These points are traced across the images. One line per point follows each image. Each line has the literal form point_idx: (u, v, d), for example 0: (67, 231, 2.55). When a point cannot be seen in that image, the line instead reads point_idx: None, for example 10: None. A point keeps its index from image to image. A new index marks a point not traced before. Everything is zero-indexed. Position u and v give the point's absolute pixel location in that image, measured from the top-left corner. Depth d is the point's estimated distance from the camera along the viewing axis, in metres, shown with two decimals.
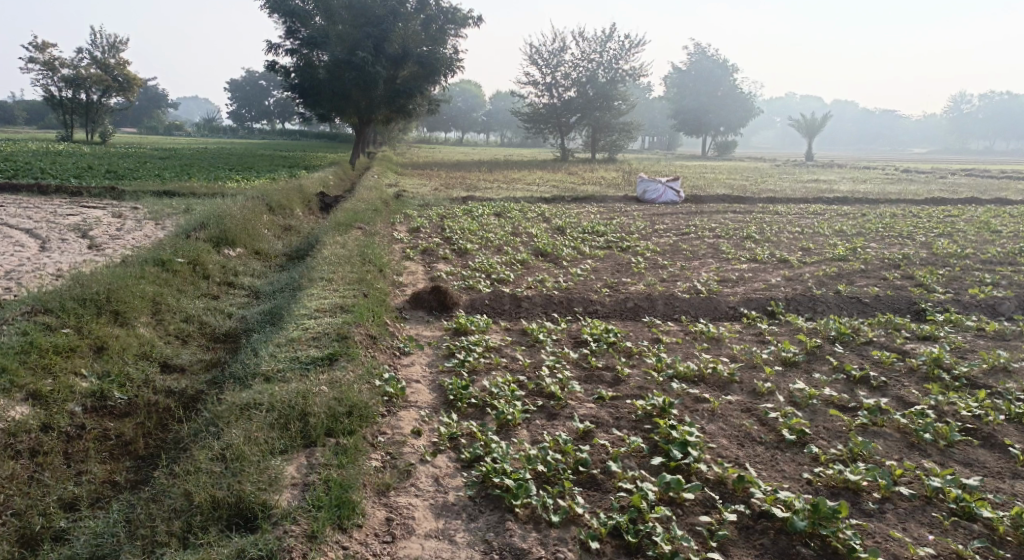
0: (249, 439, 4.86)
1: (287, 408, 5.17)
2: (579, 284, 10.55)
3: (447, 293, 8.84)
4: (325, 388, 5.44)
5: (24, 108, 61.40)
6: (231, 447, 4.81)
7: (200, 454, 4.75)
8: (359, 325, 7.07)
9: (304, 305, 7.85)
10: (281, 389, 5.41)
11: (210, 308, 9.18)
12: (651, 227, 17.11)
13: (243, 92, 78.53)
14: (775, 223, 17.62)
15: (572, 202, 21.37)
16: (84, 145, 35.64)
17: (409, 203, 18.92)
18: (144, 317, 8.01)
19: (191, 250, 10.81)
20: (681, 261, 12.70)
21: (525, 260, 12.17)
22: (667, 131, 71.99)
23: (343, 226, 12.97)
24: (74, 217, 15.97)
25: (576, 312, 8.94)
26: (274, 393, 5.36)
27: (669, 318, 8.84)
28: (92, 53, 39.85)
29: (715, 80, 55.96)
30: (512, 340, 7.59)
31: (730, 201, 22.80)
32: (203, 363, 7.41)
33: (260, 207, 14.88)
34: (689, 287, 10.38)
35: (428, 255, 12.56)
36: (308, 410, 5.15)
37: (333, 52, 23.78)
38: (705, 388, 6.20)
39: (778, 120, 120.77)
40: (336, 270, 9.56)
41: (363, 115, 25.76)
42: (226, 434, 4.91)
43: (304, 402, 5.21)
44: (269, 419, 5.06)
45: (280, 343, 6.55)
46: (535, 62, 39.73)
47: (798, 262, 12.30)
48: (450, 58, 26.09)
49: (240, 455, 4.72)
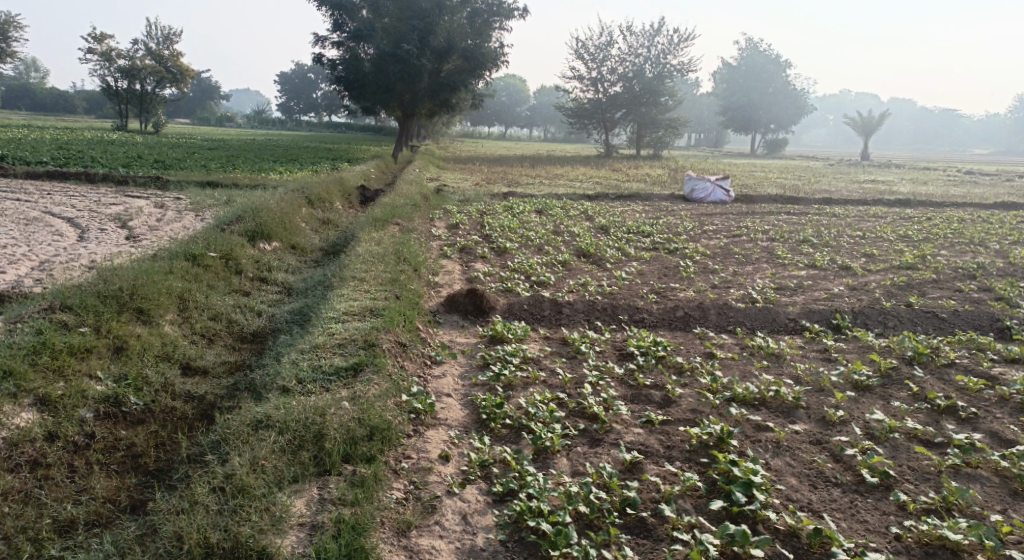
0: (255, 469, 4.41)
1: (301, 430, 4.73)
2: (623, 289, 9.97)
3: (484, 296, 8.35)
4: (346, 407, 4.98)
5: (82, 97, 62.54)
6: (235, 477, 4.38)
7: (199, 485, 4.31)
8: (388, 332, 6.58)
9: (333, 306, 7.37)
10: (298, 405, 4.96)
11: (239, 305, 8.77)
12: (700, 227, 16.45)
13: (292, 84, 79.11)
14: (831, 227, 16.80)
15: (617, 200, 20.74)
16: (135, 134, 35.92)
17: (450, 198, 18.52)
18: (169, 315, 7.60)
19: (224, 243, 10.44)
20: (732, 265, 12.05)
21: (567, 261, 11.63)
22: (715, 128, 70.57)
23: (380, 222, 12.54)
24: (116, 207, 15.82)
25: (621, 320, 8.36)
26: (290, 411, 4.89)
27: (722, 330, 8.22)
28: (147, 44, 40.25)
29: (767, 76, 54.65)
30: (553, 351, 7.05)
31: (783, 202, 21.95)
32: (228, 366, 6.99)
33: (299, 200, 14.54)
34: (743, 296, 9.76)
35: (467, 254, 12.11)
36: (324, 432, 4.71)
37: (379, 44, 23.45)
38: (767, 414, 5.63)
39: (830, 119, 117.90)
40: (369, 269, 9.09)
41: (407, 108, 25.41)
42: (232, 460, 4.47)
43: (321, 423, 4.77)
44: (280, 443, 4.62)
45: (304, 349, 6.08)
46: (581, 56, 39.01)
47: (861, 269, 11.64)
48: (495, 51, 25.62)
49: (243, 489, 4.29)
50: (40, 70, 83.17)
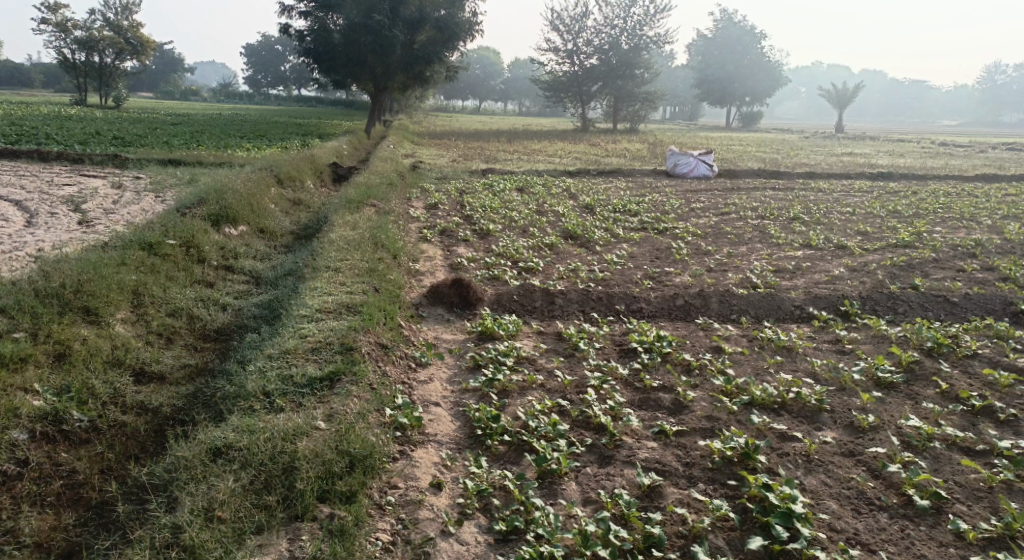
0: (208, 521, 3.85)
1: (266, 463, 4.15)
2: (615, 274, 9.42)
3: (470, 287, 7.75)
4: (320, 431, 4.40)
5: (40, 70, 60.43)
6: (186, 532, 3.81)
7: (140, 544, 3.74)
8: (367, 332, 5.95)
9: (305, 302, 6.70)
10: (263, 430, 4.36)
11: (201, 298, 8.09)
12: (687, 205, 15.92)
13: (259, 57, 77.12)
14: (820, 203, 16.31)
15: (598, 176, 20.12)
16: (95, 109, 34.57)
17: (426, 175, 17.80)
18: (119, 314, 6.94)
19: (186, 229, 9.69)
20: (725, 246, 11.51)
21: (554, 244, 11.03)
22: (690, 101, 69.99)
23: (354, 204, 11.79)
24: (70, 188, 14.90)
25: (618, 310, 7.79)
26: (254, 438, 4.29)
27: (726, 320, 7.67)
28: (106, 15, 38.70)
29: (741, 48, 54.09)
30: (548, 349, 6.46)
31: (767, 177, 21.48)
32: (187, 370, 6.37)
33: (267, 180, 13.74)
34: (742, 281, 9.22)
35: (447, 236, 11.45)
36: (295, 465, 4.14)
37: (349, 15, 22.50)
38: (790, 420, 5.08)
39: (803, 91, 117.81)
40: (345, 258, 8.42)
41: (379, 82, 24.50)
42: (180, 509, 3.89)
43: (291, 454, 4.20)
44: (241, 482, 4.04)
45: (274, 352, 5.45)
46: (556, 27, 38.12)
47: (859, 249, 11.16)
48: (469, 22, 24.75)
49: (194, 550, 3.73)
50: None
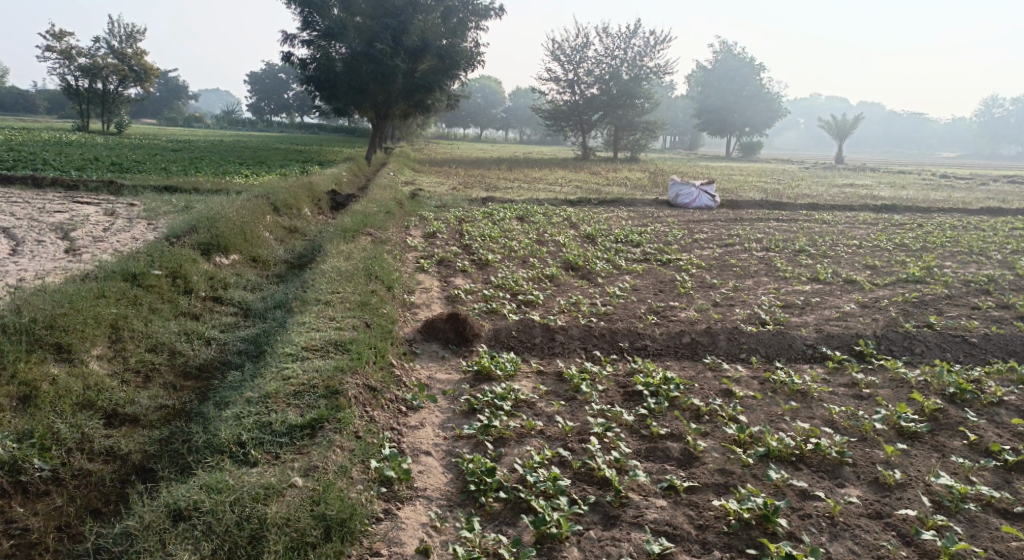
0: None
1: (231, 531, 3.88)
2: (618, 309, 9.07)
3: (466, 321, 7.38)
4: (294, 491, 4.12)
5: (43, 96, 60.45)
6: None
7: None
8: (354, 374, 5.56)
9: (291, 338, 6.32)
10: (231, 491, 4.06)
11: (185, 331, 7.74)
12: (690, 236, 15.59)
13: (262, 84, 77.40)
14: (826, 235, 16.02)
15: (599, 206, 19.82)
16: (95, 135, 34.38)
17: (425, 203, 17.49)
18: (94, 350, 6.61)
19: (173, 258, 9.33)
20: (731, 280, 11.17)
21: (554, 276, 10.69)
22: (690, 131, 70.06)
23: (350, 233, 11.46)
24: (61, 214, 14.57)
25: (622, 348, 7.42)
26: (222, 500, 3.99)
27: (735, 359, 7.29)
28: (109, 41, 38.69)
29: (741, 79, 54.20)
30: (548, 391, 6.08)
31: (770, 208, 21.19)
32: (163, 412, 6.03)
33: (263, 208, 13.42)
34: (750, 316, 8.87)
35: (445, 267, 11.12)
36: (261, 534, 3.88)
37: (351, 43, 22.36)
38: (809, 475, 4.72)
39: (802, 122, 118.23)
40: (336, 290, 8.06)
41: (379, 110, 24.32)
42: None
43: (259, 520, 3.93)
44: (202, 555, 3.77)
45: (253, 396, 5.07)
46: (557, 57, 38.11)
47: (869, 283, 10.82)
48: (470, 51, 24.63)
49: None
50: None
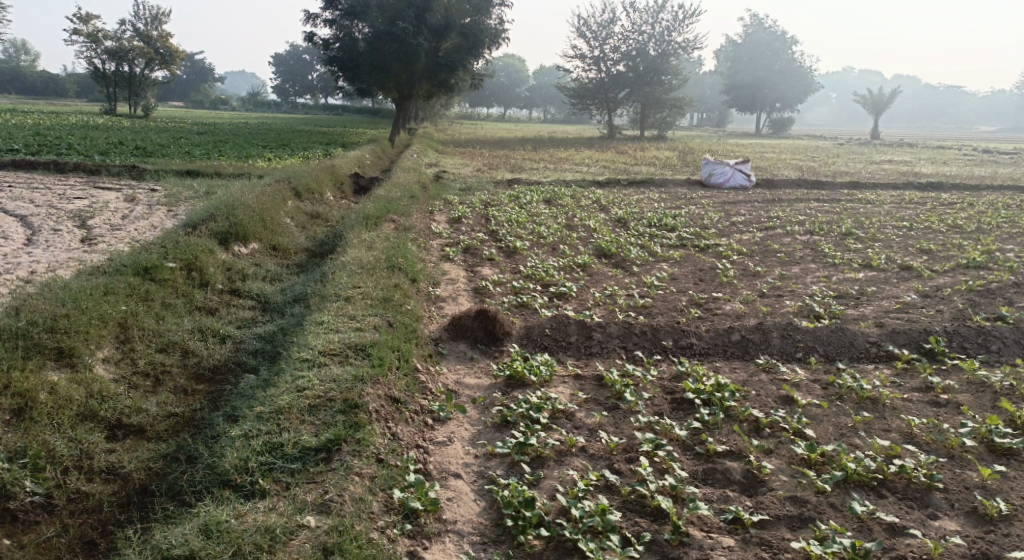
0: None
1: None
2: (658, 301, 8.47)
3: (496, 319, 6.84)
4: (306, 540, 3.71)
5: (72, 80, 60.59)
6: None
7: None
8: (376, 384, 5.06)
9: (307, 342, 5.81)
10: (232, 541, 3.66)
11: (199, 328, 7.27)
12: (727, 218, 14.89)
13: (287, 66, 77.29)
14: (871, 216, 15.23)
15: (629, 187, 19.15)
16: (122, 118, 34.20)
17: (450, 186, 16.95)
18: (100, 353, 6.16)
19: (188, 250, 8.85)
20: (775, 266, 10.49)
21: (587, 264, 10.10)
22: (719, 107, 68.70)
23: (372, 220, 10.93)
24: (81, 201, 14.23)
25: (665, 346, 6.82)
26: (219, 549, 3.62)
27: (791, 359, 6.68)
28: (135, 24, 38.50)
29: (772, 54, 52.80)
30: (588, 399, 5.52)
31: (808, 188, 20.35)
32: (171, 423, 5.55)
33: (284, 193, 12.92)
34: (801, 309, 8.21)
35: (472, 255, 10.58)
36: None
37: (373, 23, 21.77)
38: (894, 505, 4.20)
39: (834, 98, 115.64)
40: (358, 285, 7.54)
41: (403, 90, 23.74)
42: None
43: None
44: None
45: (264, 410, 4.58)
46: (583, 34, 37.24)
47: (926, 270, 10.08)
48: (495, 28, 23.95)
49: None
50: (30, 53, 80.73)
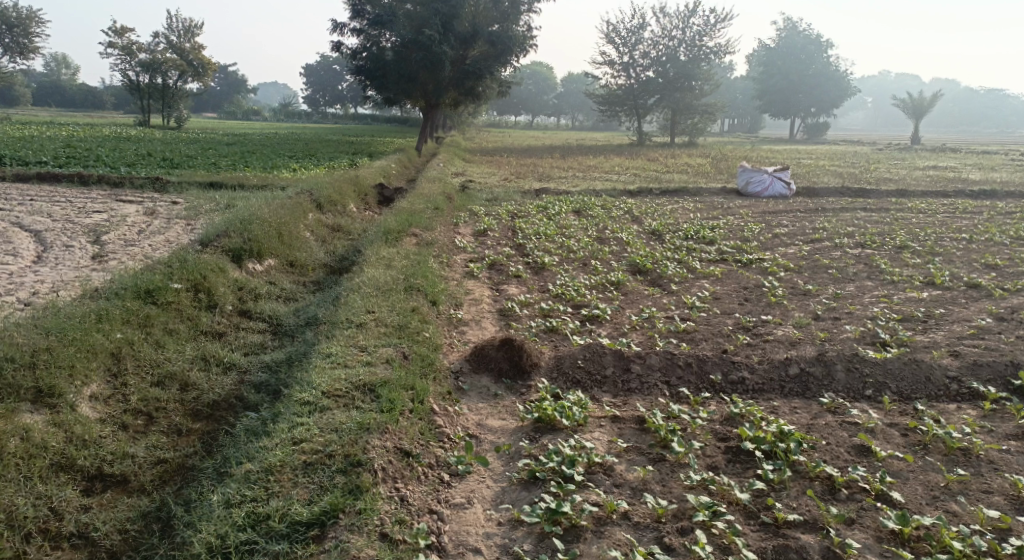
0: None
1: None
2: (702, 325, 7.70)
3: (523, 350, 6.13)
4: None
5: (109, 92, 61.09)
6: None
7: None
8: (383, 434, 4.51)
9: (311, 379, 5.17)
10: None
11: (202, 356, 6.63)
12: (769, 230, 14.05)
13: (318, 76, 77.55)
14: (925, 227, 14.29)
15: (663, 196, 18.35)
16: (154, 130, 34.12)
17: (476, 197, 16.29)
18: (87, 390, 5.58)
19: (196, 268, 8.20)
20: (827, 284, 9.66)
21: (621, 282, 9.35)
22: (752, 113, 67.40)
23: (393, 235, 10.30)
24: (99, 215, 13.76)
25: (714, 382, 6.04)
26: None
27: (859, 398, 5.89)
28: (169, 37, 38.56)
29: (806, 57, 51.57)
30: (630, 448, 4.81)
31: (851, 196, 19.39)
32: (158, 471, 4.95)
33: (304, 205, 12.34)
34: (864, 336, 7.40)
35: (498, 271, 9.90)
36: None
37: (400, 31, 21.27)
38: None
39: (870, 103, 113.40)
40: (372, 310, 6.88)
41: (430, 99, 23.19)
42: None
43: None
44: None
45: (252, 469, 4.20)
46: (612, 40, 36.52)
47: (997, 290, 9.21)
48: (524, 36, 23.32)
49: None
50: (70, 67, 81.71)
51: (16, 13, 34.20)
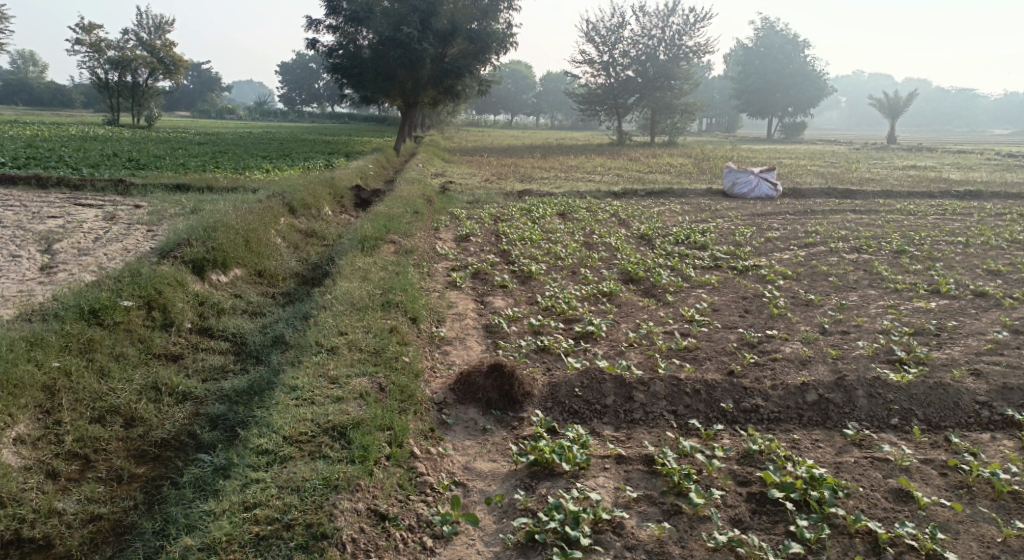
0: None
1: None
2: (705, 342, 7.09)
3: (515, 377, 5.48)
4: None
5: (79, 90, 59.52)
6: None
7: None
8: (354, 493, 4.10)
9: (273, 419, 4.61)
10: None
11: (153, 383, 5.85)
12: (762, 233, 13.50)
13: (293, 75, 76.28)
14: (920, 230, 13.81)
15: (648, 198, 17.76)
16: (124, 129, 32.98)
17: (456, 199, 15.59)
18: (11, 433, 4.89)
19: (150, 282, 7.42)
20: (830, 294, 9.09)
21: (614, 293, 8.73)
22: (729, 112, 67.14)
23: (369, 242, 9.59)
24: (56, 220, 12.89)
25: (725, 411, 5.43)
26: None
27: (886, 428, 5.31)
28: (139, 34, 37.51)
29: (785, 57, 51.29)
30: (640, 499, 4.26)
31: (839, 197, 18.93)
32: (90, 533, 4.52)
33: (276, 209, 11.59)
34: (879, 352, 6.83)
35: (481, 280, 9.24)
36: None
37: (377, 28, 20.47)
38: None
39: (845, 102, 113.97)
40: (345, 331, 6.20)
41: (407, 98, 22.43)
42: None
43: None
44: None
45: (192, 546, 3.80)
46: (592, 39, 35.90)
47: (1011, 300, 8.67)
48: (503, 34, 22.60)
49: None
50: (39, 64, 79.68)
51: None
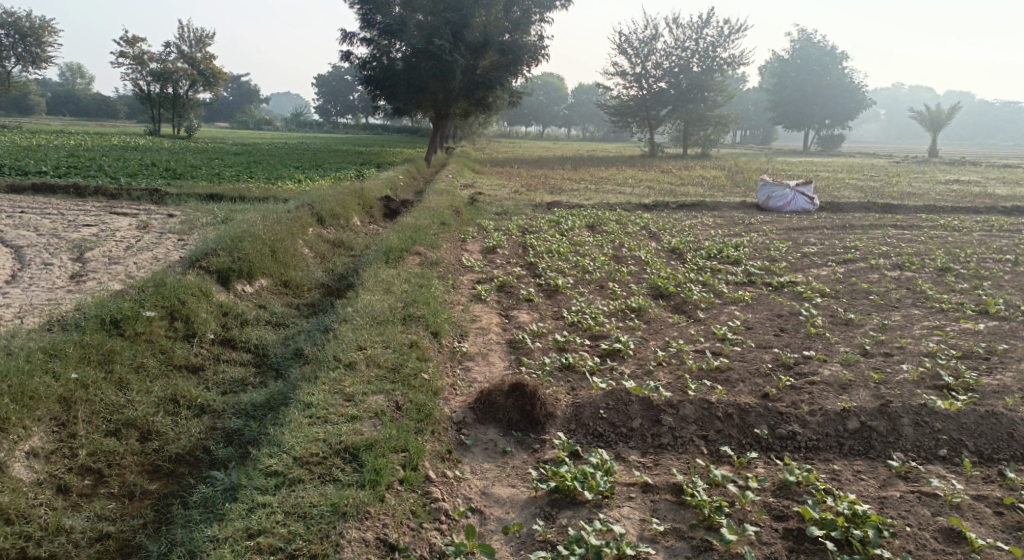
0: None
1: None
2: (737, 362, 6.81)
3: (536, 398, 5.26)
4: None
5: (122, 101, 60.74)
6: None
7: None
8: (363, 521, 4.02)
9: (284, 438, 4.54)
10: None
11: (172, 396, 5.71)
12: (797, 248, 13.13)
13: (329, 86, 77.07)
14: (963, 246, 13.32)
15: (680, 211, 17.43)
16: (164, 139, 33.46)
17: (485, 210, 15.43)
18: (23, 446, 4.77)
19: (174, 291, 7.32)
20: (870, 313, 8.73)
21: (643, 308, 8.47)
22: (764, 125, 66.30)
23: (395, 254, 9.45)
24: (90, 228, 12.97)
25: (759, 437, 5.16)
26: None
27: (933, 459, 4.99)
28: (179, 46, 38.08)
29: (821, 68, 50.52)
30: (668, 533, 4.04)
31: (877, 212, 18.42)
32: (96, 552, 4.41)
33: (304, 220, 11.52)
34: (924, 376, 6.48)
35: (507, 293, 9.05)
36: None
37: (410, 40, 20.45)
38: None
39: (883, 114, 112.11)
40: (365, 346, 6.03)
41: (438, 109, 22.38)
42: None
43: None
44: None
45: None
46: (625, 51, 35.66)
47: None
48: (536, 45, 22.45)
49: None
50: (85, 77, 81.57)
51: (30, 23, 33.78)
